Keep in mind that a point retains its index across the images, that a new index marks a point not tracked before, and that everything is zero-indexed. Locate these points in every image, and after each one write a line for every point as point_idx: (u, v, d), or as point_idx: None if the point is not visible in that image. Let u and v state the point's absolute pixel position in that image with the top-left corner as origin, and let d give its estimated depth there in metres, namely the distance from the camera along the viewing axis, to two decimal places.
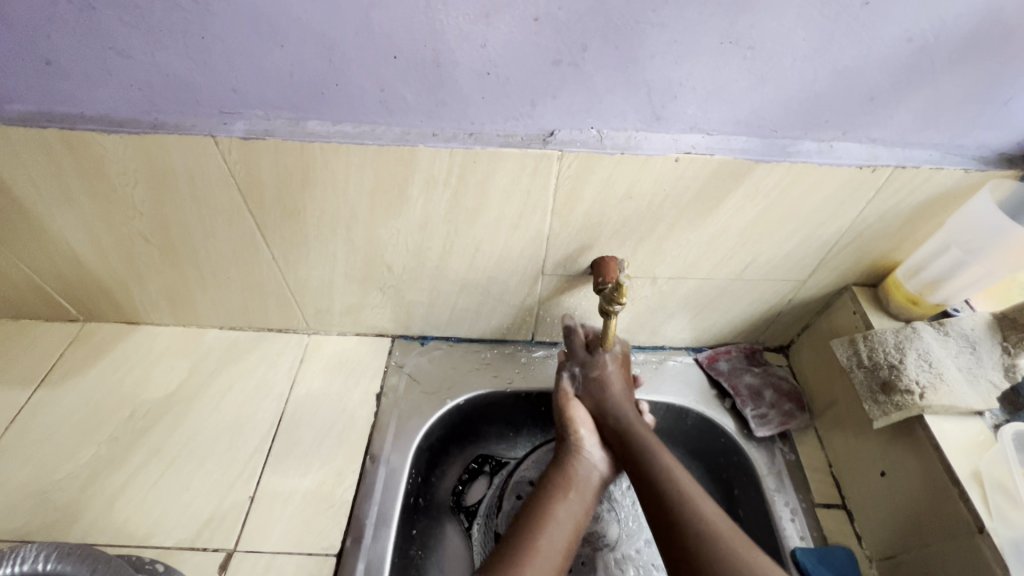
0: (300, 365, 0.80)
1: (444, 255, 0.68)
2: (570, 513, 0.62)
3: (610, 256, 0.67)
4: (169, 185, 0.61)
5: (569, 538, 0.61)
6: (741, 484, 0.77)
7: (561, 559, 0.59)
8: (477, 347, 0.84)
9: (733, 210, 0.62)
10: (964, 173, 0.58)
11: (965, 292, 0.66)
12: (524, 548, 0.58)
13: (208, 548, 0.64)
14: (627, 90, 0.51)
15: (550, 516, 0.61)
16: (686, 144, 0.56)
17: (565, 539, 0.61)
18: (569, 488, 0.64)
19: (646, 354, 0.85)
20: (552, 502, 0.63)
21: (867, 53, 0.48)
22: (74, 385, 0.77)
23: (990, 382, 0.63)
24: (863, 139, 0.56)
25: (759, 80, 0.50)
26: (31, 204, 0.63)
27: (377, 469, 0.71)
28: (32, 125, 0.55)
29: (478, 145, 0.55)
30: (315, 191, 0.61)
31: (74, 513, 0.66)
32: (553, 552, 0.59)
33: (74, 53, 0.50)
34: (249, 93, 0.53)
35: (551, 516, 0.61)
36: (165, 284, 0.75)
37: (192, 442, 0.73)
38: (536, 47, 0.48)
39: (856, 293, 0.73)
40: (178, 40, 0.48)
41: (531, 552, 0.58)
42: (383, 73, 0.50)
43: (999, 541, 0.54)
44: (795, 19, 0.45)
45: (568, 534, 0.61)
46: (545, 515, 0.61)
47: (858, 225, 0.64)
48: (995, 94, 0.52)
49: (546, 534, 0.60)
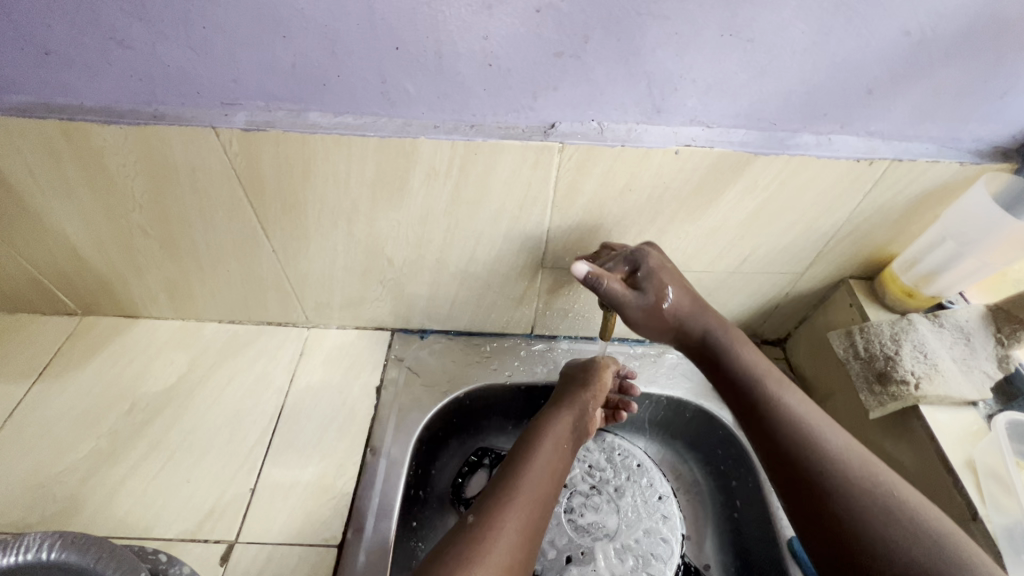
0: (301, 357, 0.81)
1: (445, 248, 0.68)
2: (558, 465, 0.66)
3: (577, 269, 0.58)
4: (170, 177, 0.61)
5: (554, 491, 0.64)
6: (738, 475, 0.78)
7: (542, 512, 0.61)
8: (477, 340, 0.84)
9: (732, 203, 0.62)
10: (960, 166, 0.59)
11: (961, 284, 0.67)
12: (513, 493, 0.60)
13: (209, 539, 0.64)
14: (628, 82, 0.52)
15: (536, 465, 0.64)
16: (686, 137, 0.56)
17: (551, 486, 0.63)
18: (559, 437, 0.68)
19: (644, 347, 0.86)
20: (538, 451, 0.65)
21: (865, 47, 0.48)
22: (72, 379, 0.77)
23: (984, 372, 0.63)
24: (861, 132, 0.57)
25: (759, 73, 0.51)
26: (29, 196, 0.63)
27: (378, 461, 0.71)
28: (30, 115, 0.55)
29: (480, 137, 0.56)
30: (316, 182, 0.61)
31: (74, 506, 0.66)
32: (541, 500, 0.61)
33: (73, 42, 0.49)
34: (250, 84, 0.53)
35: (539, 463, 0.64)
36: (165, 276, 0.75)
37: (193, 434, 0.73)
38: (538, 39, 0.48)
39: (852, 285, 0.74)
40: (179, 30, 0.48)
41: (516, 492, 0.60)
42: (385, 65, 0.51)
43: (992, 527, 0.54)
44: (795, 12, 0.46)
45: (554, 486, 0.64)
46: (534, 463, 0.64)
47: (855, 218, 0.65)
48: (990, 89, 0.53)
49: (532, 479, 0.62)
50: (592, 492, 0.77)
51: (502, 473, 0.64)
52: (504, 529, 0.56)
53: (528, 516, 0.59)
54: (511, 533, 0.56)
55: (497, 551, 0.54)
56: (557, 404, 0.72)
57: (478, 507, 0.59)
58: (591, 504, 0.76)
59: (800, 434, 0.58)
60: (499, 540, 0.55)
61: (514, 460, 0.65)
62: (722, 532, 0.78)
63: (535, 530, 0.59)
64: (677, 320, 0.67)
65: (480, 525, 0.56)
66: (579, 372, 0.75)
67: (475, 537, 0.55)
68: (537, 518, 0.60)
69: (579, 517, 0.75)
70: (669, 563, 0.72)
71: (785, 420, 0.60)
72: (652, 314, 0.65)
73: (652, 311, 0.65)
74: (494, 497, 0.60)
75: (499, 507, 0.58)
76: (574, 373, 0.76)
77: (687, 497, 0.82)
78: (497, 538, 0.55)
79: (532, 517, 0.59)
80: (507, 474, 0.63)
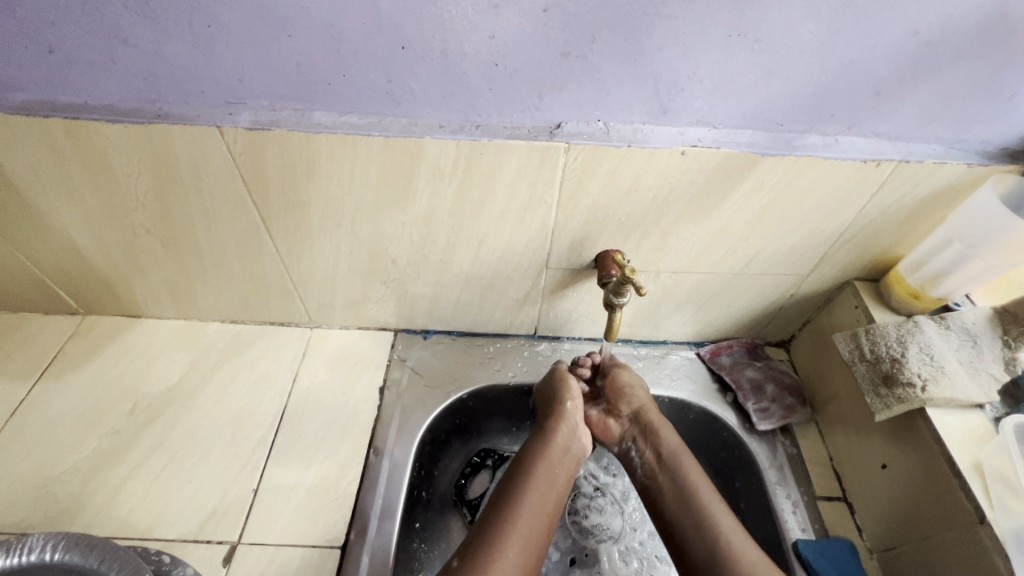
0: (303, 358, 0.80)
1: (448, 248, 0.68)
2: (552, 498, 0.64)
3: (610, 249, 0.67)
4: (173, 176, 0.61)
5: (551, 518, 0.63)
6: (743, 477, 0.78)
7: (537, 550, 0.60)
8: (480, 341, 0.84)
9: (738, 204, 0.62)
10: (968, 167, 0.58)
11: (967, 286, 0.67)
12: (506, 532, 0.59)
13: (212, 540, 0.64)
14: (635, 82, 0.51)
15: (529, 497, 0.62)
16: (692, 137, 0.56)
17: (546, 516, 0.62)
18: (552, 461, 0.66)
19: (648, 348, 0.85)
20: (535, 480, 0.64)
21: (873, 48, 0.48)
22: (74, 379, 0.77)
23: (991, 375, 0.63)
24: (868, 133, 0.57)
25: (766, 74, 0.51)
26: (31, 194, 0.63)
27: (381, 462, 0.71)
28: (33, 114, 0.55)
29: (485, 137, 0.55)
30: (319, 182, 0.60)
31: (76, 506, 0.66)
32: (535, 532, 0.61)
33: (77, 41, 0.49)
34: (254, 83, 0.53)
35: (534, 496, 0.62)
36: (167, 276, 0.75)
37: (195, 435, 0.73)
38: (544, 39, 0.48)
39: (857, 287, 0.74)
40: (185, 29, 0.48)
41: (512, 528, 0.59)
42: (390, 64, 0.50)
43: (999, 531, 0.54)
44: (803, 11, 0.46)
45: (551, 513, 0.63)
46: (528, 495, 0.62)
47: (862, 219, 0.65)
48: (998, 90, 0.53)
49: (529, 513, 0.61)
50: (596, 493, 0.77)
51: (499, 499, 0.63)
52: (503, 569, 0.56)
53: (522, 553, 0.58)
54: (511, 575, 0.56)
55: None
56: (547, 423, 0.69)
57: (474, 540, 0.59)
58: (595, 506, 0.76)
59: (691, 512, 0.62)
60: None
61: (509, 488, 0.63)
62: None
63: (530, 564, 0.59)
64: (636, 409, 0.70)
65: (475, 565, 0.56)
66: (562, 379, 0.72)
67: None
68: (531, 552, 0.59)
69: (584, 518, 0.75)
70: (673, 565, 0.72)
71: (679, 492, 0.64)
72: (612, 391, 0.72)
73: (611, 389, 0.72)
74: (491, 529, 0.59)
75: (492, 547, 0.57)
76: (556, 380, 0.72)
77: None
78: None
79: (526, 555, 0.59)
80: (500, 506, 0.62)
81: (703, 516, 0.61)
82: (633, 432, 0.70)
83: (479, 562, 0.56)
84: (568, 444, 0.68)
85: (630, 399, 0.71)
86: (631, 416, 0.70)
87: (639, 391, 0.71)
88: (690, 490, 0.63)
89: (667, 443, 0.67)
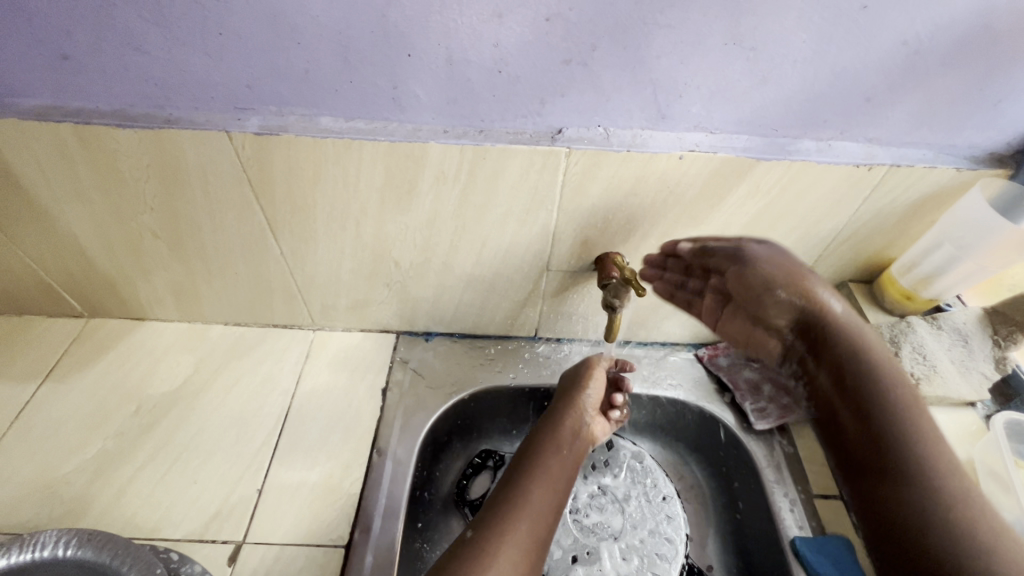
0: (306, 360, 0.81)
1: (451, 251, 0.69)
2: (561, 480, 0.65)
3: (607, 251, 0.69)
4: (181, 180, 0.62)
5: (560, 498, 0.64)
6: (740, 476, 0.78)
7: (549, 526, 0.62)
8: (481, 343, 0.85)
9: (734, 207, 0.63)
10: (956, 172, 0.60)
11: (958, 286, 0.69)
12: (519, 505, 0.61)
13: (217, 539, 0.65)
14: (634, 89, 0.53)
15: (541, 475, 0.64)
16: (690, 143, 0.57)
17: (557, 496, 0.64)
18: (561, 444, 0.68)
19: (647, 350, 0.87)
20: (544, 461, 0.66)
21: (864, 56, 0.50)
22: (78, 381, 0.77)
23: (981, 374, 0.65)
24: (860, 139, 0.58)
25: (761, 81, 0.52)
26: (40, 197, 0.64)
27: (384, 462, 0.72)
28: (45, 118, 0.56)
29: (488, 142, 0.57)
30: (326, 187, 0.62)
31: (82, 506, 0.66)
32: (547, 507, 0.62)
33: (91, 48, 0.51)
34: (263, 89, 0.54)
35: (547, 472, 0.65)
36: (172, 279, 0.76)
37: (200, 435, 0.73)
38: (547, 47, 0.49)
39: (852, 289, 0.76)
40: (197, 37, 0.49)
41: (525, 502, 0.61)
42: (397, 71, 0.52)
43: None
44: (796, 21, 0.47)
45: (559, 494, 0.65)
46: (540, 471, 0.65)
47: (855, 222, 0.66)
48: (985, 97, 0.54)
49: (540, 490, 0.63)
50: (596, 493, 0.78)
51: (508, 481, 0.64)
52: (513, 541, 0.58)
53: (536, 525, 0.60)
54: (521, 547, 0.58)
55: (499, 566, 0.55)
56: (557, 409, 0.71)
57: (485, 511, 0.61)
58: (595, 505, 0.77)
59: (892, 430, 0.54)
60: (506, 554, 0.56)
61: (518, 470, 0.65)
62: (725, 534, 0.79)
63: (543, 538, 0.60)
64: (801, 317, 0.59)
65: (481, 538, 0.57)
66: (587, 369, 0.74)
67: (478, 549, 0.56)
68: (543, 524, 0.61)
69: (584, 517, 0.76)
70: (675, 563, 0.73)
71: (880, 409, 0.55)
72: (748, 295, 0.60)
73: (749, 293, 0.60)
74: (498, 508, 0.61)
75: (505, 515, 0.60)
76: (582, 368, 0.74)
77: (689, 498, 0.83)
78: (502, 549, 0.56)
79: (540, 523, 0.61)
80: (513, 482, 0.64)
81: (898, 437, 0.53)
82: (801, 344, 0.61)
83: (490, 534, 0.58)
84: (577, 429, 0.70)
85: (782, 304, 0.60)
86: (795, 325, 0.60)
87: (790, 294, 0.59)
88: (905, 420, 0.54)
89: (863, 360, 0.56)
